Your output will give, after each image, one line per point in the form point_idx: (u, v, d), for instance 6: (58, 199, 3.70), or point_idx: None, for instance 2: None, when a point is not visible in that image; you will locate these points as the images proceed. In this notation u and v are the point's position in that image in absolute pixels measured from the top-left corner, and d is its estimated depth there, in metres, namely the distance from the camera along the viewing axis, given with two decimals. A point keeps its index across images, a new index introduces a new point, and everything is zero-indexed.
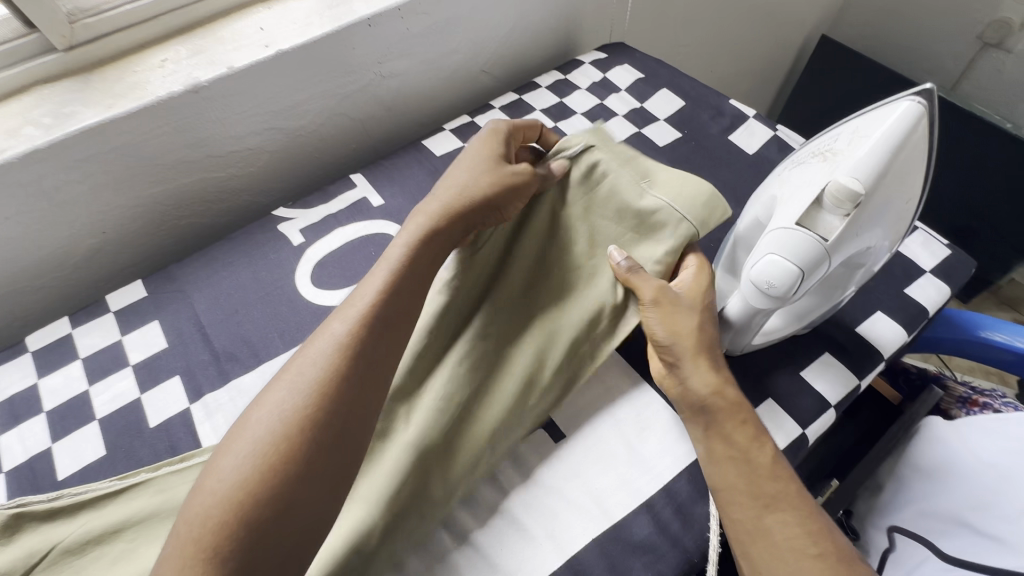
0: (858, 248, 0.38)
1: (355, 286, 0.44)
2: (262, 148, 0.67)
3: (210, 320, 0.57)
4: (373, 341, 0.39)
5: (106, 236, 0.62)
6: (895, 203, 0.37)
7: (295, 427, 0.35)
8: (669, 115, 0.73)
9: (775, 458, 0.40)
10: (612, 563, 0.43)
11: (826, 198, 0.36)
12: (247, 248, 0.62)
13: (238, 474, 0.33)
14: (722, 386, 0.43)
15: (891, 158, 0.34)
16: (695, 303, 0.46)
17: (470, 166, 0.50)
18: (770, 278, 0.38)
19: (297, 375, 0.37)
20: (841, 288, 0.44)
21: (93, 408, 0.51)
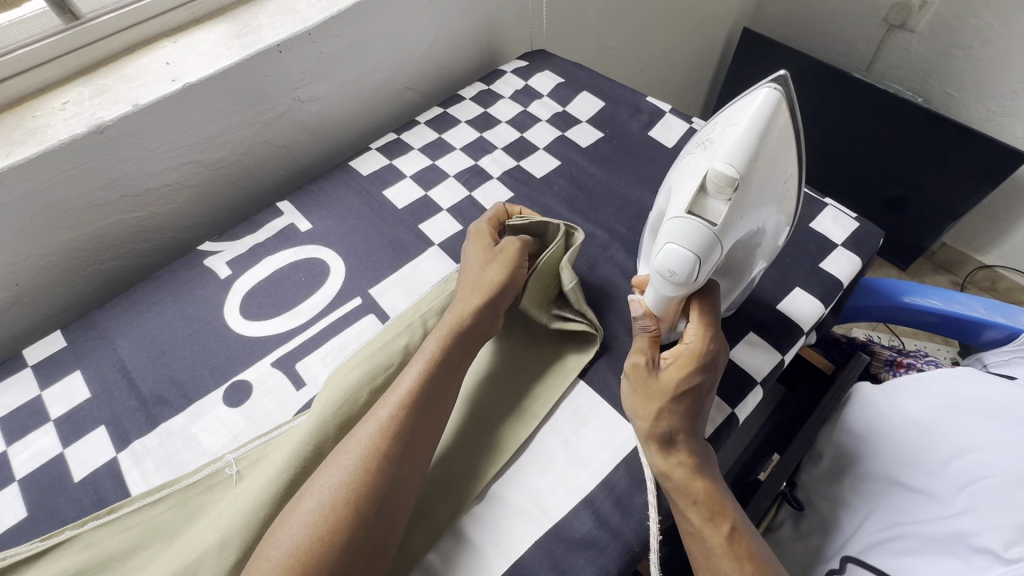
0: (748, 229, 0.40)
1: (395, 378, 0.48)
2: (182, 182, 0.65)
3: (136, 364, 0.55)
4: (416, 418, 0.44)
5: (20, 288, 0.59)
6: (774, 185, 0.39)
7: (344, 498, 0.39)
8: (590, 116, 0.74)
9: (730, 537, 0.40)
10: (555, 562, 0.43)
11: (709, 184, 0.37)
12: (171, 286, 0.60)
13: (296, 540, 0.37)
14: (677, 468, 0.42)
15: (760, 142, 0.37)
16: (665, 386, 0.43)
17: (470, 268, 0.54)
18: (671, 266, 0.39)
19: (342, 454, 0.42)
20: (747, 270, 0.46)
21: (12, 469, 0.49)
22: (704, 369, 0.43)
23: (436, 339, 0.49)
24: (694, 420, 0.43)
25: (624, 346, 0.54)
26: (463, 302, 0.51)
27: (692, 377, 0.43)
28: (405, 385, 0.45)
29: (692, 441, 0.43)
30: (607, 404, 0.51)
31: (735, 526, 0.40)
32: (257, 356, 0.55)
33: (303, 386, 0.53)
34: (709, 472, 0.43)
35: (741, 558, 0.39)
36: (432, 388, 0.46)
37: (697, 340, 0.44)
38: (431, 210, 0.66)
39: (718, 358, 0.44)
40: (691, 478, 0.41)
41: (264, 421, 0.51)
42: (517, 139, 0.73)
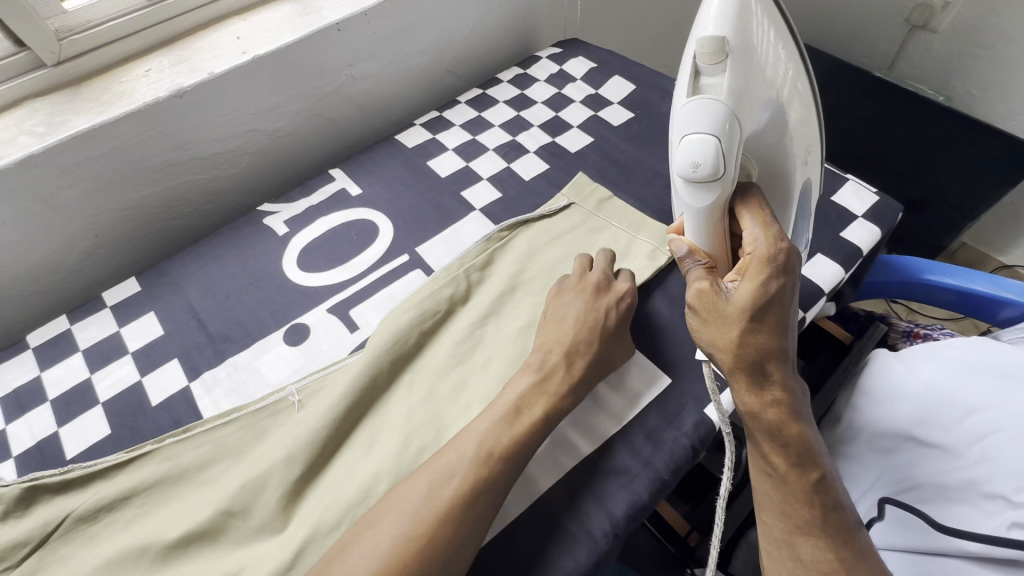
0: (760, 104, 0.42)
1: (493, 407, 0.47)
2: (244, 149, 0.71)
3: (204, 307, 0.60)
4: (517, 460, 0.44)
5: (98, 239, 0.65)
6: (767, 56, 0.42)
7: (442, 504, 0.41)
8: (622, 98, 0.79)
9: (813, 479, 0.41)
10: (590, 487, 0.47)
11: (700, 62, 0.40)
12: (234, 240, 0.66)
13: (397, 533, 0.39)
14: (758, 406, 0.42)
15: (737, 9, 0.40)
16: (741, 311, 0.42)
17: (595, 336, 0.51)
18: (694, 158, 0.40)
19: (440, 485, 0.42)
20: (786, 167, 0.47)
21: (96, 393, 0.54)
22: (778, 282, 0.42)
23: (542, 398, 0.47)
24: (778, 346, 0.42)
25: (654, 302, 0.58)
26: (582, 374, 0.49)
27: (766, 291, 0.42)
28: (501, 442, 0.44)
29: (777, 372, 0.42)
30: (638, 351, 0.54)
31: (819, 471, 0.42)
32: (315, 302, 0.60)
33: (357, 329, 0.58)
34: (793, 408, 0.42)
35: (822, 502, 0.41)
36: (533, 441, 0.46)
37: (763, 245, 0.42)
38: (472, 179, 0.71)
39: (790, 265, 0.42)
40: (769, 413, 0.42)
41: (321, 358, 0.56)
42: (552, 117, 0.77)
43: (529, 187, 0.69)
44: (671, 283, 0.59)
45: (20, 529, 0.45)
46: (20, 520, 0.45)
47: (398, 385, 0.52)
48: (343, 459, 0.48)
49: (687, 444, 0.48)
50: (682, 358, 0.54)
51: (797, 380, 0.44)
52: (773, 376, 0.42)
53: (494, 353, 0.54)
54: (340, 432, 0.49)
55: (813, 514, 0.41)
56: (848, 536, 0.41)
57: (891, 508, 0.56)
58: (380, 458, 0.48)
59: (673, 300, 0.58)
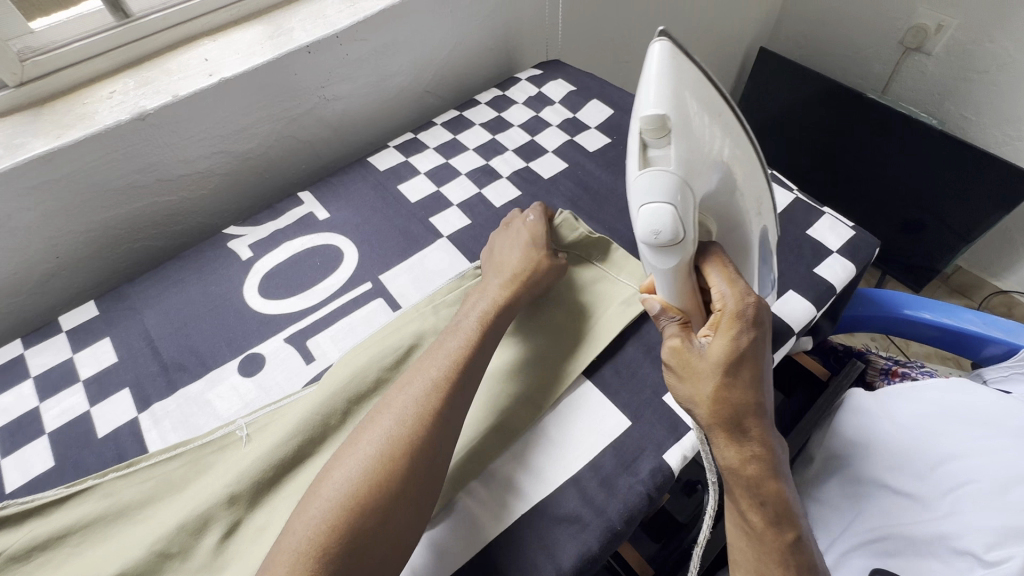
0: (710, 168, 0.41)
1: (442, 336, 0.51)
2: (212, 170, 0.70)
3: (160, 334, 0.59)
4: (463, 381, 0.46)
5: (59, 261, 0.64)
6: (711, 125, 0.41)
7: (380, 461, 0.41)
8: (599, 122, 0.78)
9: (791, 539, 0.40)
10: (539, 535, 0.45)
11: (646, 137, 0.40)
12: (197, 264, 0.65)
13: (332, 502, 0.39)
14: (738, 464, 0.40)
15: (677, 85, 0.39)
16: (716, 366, 0.40)
17: (513, 255, 0.57)
18: (655, 227, 0.41)
19: (402, 399, 0.45)
20: (742, 219, 0.46)
21: (43, 423, 0.53)
22: (749, 336, 0.40)
23: (476, 313, 0.52)
24: (756, 402, 0.40)
25: (625, 345, 0.56)
26: (507, 284, 0.54)
27: (740, 347, 0.40)
28: (452, 349, 0.48)
29: (756, 429, 0.40)
30: (598, 392, 0.53)
31: (795, 530, 0.40)
32: (272, 331, 0.58)
33: (312, 360, 0.56)
34: (772, 467, 0.41)
35: (799, 564, 0.39)
36: (477, 357, 0.48)
37: (732, 300, 0.41)
38: (442, 205, 0.69)
39: (762, 318, 0.41)
40: (748, 471, 0.40)
41: (274, 391, 0.54)
42: (527, 141, 0.76)
43: (500, 213, 0.68)
44: (641, 322, 0.57)
45: None
46: None
47: (350, 422, 0.50)
48: (286, 499, 0.47)
49: (642, 493, 0.47)
50: (644, 399, 0.52)
51: (776, 435, 0.42)
52: (752, 432, 0.40)
53: None
54: (284, 471, 0.48)
55: None
56: None
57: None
58: None
59: (639, 337, 0.56)
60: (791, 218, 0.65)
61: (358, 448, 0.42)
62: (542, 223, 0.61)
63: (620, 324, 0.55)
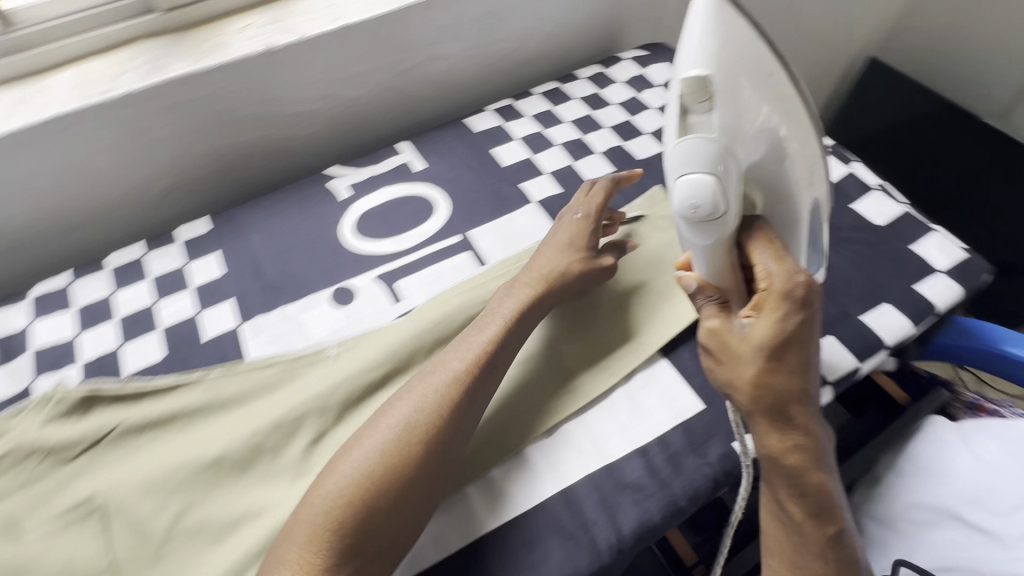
0: (753, 137, 0.40)
1: (468, 327, 0.50)
2: (322, 112, 0.73)
3: (263, 256, 0.63)
4: (481, 379, 0.46)
5: (180, 178, 0.70)
6: (758, 87, 0.39)
7: (399, 448, 0.41)
8: None
9: (827, 526, 0.40)
10: (602, 497, 0.46)
11: (686, 99, 0.38)
12: (300, 197, 0.68)
13: (352, 478, 0.40)
14: (778, 451, 0.40)
15: (723, 41, 0.37)
16: (760, 350, 0.39)
17: (552, 253, 0.55)
18: (692, 198, 0.40)
19: (422, 387, 0.45)
20: (789, 189, 0.43)
21: (158, 320, 0.59)
22: (797, 319, 0.39)
23: (505, 311, 0.50)
24: (799, 389, 0.39)
25: None
26: (538, 285, 0.52)
27: (786, 330, 0.39)
28: (479, 343, 0.48)
29: (799, 416, 0.40)
30: (675, 372, 0.53)
31: (834, 520, 0.41)
32: (364, 268, 0.62)
33: (400, 300, 0.59)
34: (813, 455, 0.40)
35: (834, 550, 0.40)
36: (498, 359, 0.47)
37: (781, 279, 0.39)
38: (534, 171, 0.70)
39: (811, 299, 0.39)
40: (789, 460, 0.40)
41: (363, 323, 0.57)
42: (624, 120, 0.76)
43: None
44: None
45: (75, 430, 0.49)
46: (77, 421, 0.50)
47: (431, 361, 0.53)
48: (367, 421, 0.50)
49: (709, 475, 0.47)
50: None
51: (817, 421, 0.42)
52: (794, 419, 0.40)
53: (535, 352, 0.53)
54: (368, 397, 0.51)
55: (824, 563, 0.40)
56: None
57: (904, 570, 0.52)
58: None
59: None
60: (897, 230, 0.62)
61: (379, 428, 0.43)
62: (591, 220, 0.57)
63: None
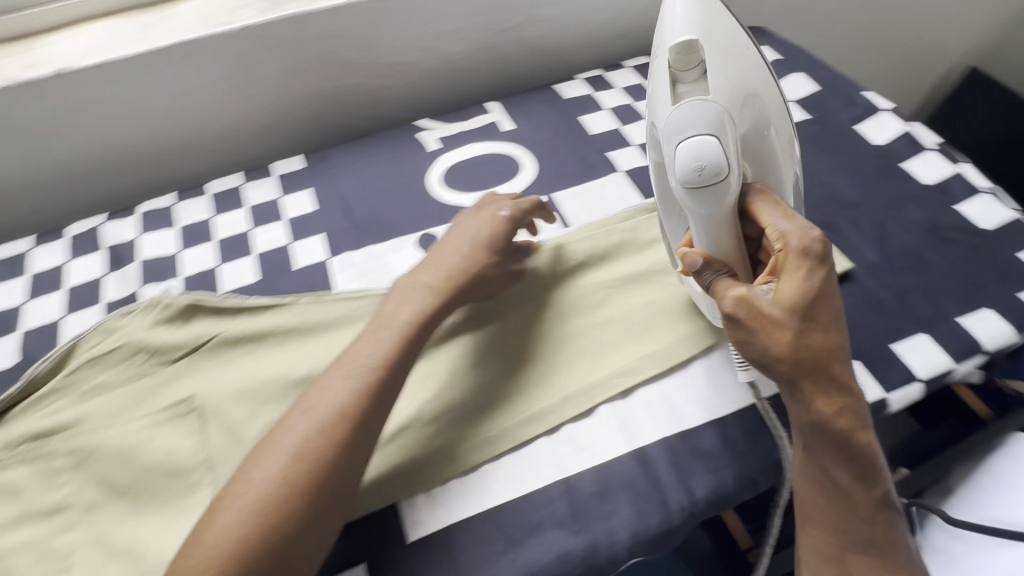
0: (743, 101, 0.42)
1: (373, 323, 0.48)
2: (417, 65, 0.74)
3: (353, 197, 0.65)
4: (388, 381, 0.44)
5: (279, 117, 0.72)
6: (738, 57, 0.43)
7: (297, 462, 0.39)
8: (799, 97, 0.74)
9: (872, 486, 0.40)
10: (675, 462, 0.46)
11: (675, 70, 0.43)
12: (391, 145, 0.70)
13: (254, 500, 0.38)
14: (820, 419, 0.39)
15: (705, 19, 0.43)
16: (795, 310, 0.38)
17: (445, 249, 0.53)
18: (696, 157, 0.40)
19: (325, 397, 0.42)
20: (776, 159, 0.45)
21: (252, 246, 0.61)
22: (820, 274, 0.39)
23: (402, 313, 0.48)
24: (835, 347, 0.39)
25: None
26: (436, 285, 0.50)
27: (813, 287, 0.38)
28: (387, 342, 0.46)
29: (838, 376, 0.39)
30: None
31: (879, 480, 0.40)
32: (449, 218, 0.63)
33: None
34: (855, 415, 0.39)
35: (882, 508, 0.40)
36: (403, 361, 0.46)
37: (796, 236, 0.39)
38: (621, 142, 0.70)
39: (829, 254, 0.39)
40: (833, 425, 0.39)
41: None
42: None
43: None
44: None
45: (179, 335, 0.52)
46: (181, 326, 0.53)
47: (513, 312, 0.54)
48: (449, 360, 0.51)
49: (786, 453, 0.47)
50: None
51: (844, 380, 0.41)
52: (833, 379, 0.39)
53: (617, 315, 0.53)
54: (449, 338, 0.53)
55: (872, 522, 0.39)
56: (901, 543, 0.40)
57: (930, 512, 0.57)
58: (482, 370, 0.51)
59: None
60: (1006, 236, 0.58)
61: (282, 442, 0.41)
62: (510, 225, 0.55)
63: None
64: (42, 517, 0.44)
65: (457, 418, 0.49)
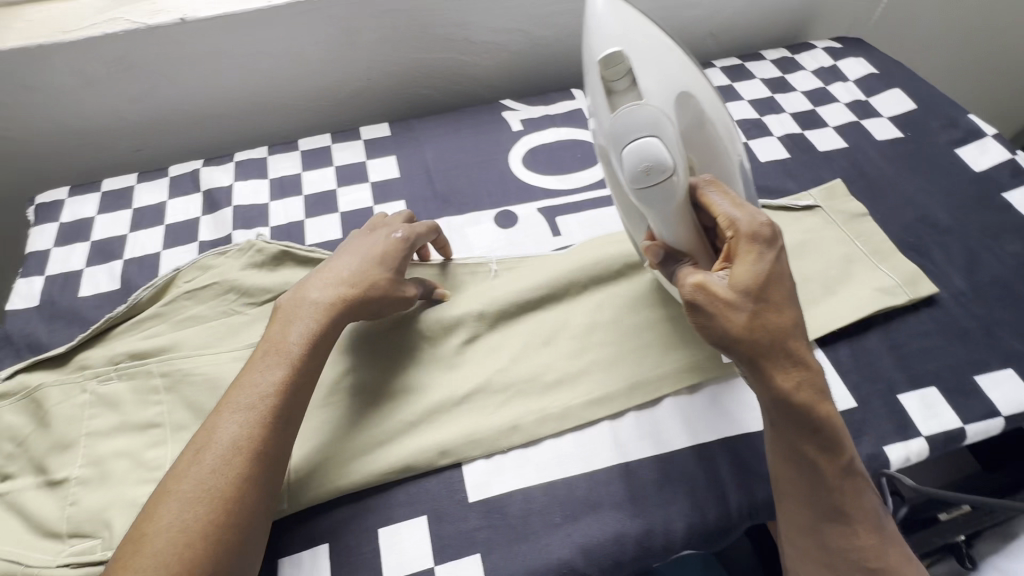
0: (675, 99, 0.42)
1: (273, 330, 0.46)
2: (507, 46, 0.75)
3: (436, 168, 0.67)
4: (300, 389, 0.43)
5: (369, 84, 0.74)
6: (659, 58, 0.42)
7: (222, 476, 0.38)
8: (895, 114, 0.71)
9: (839, 459, 0.40)
10: (738, 462, 0.47)
11: (608, 81, 0.42)
12: (475, 122, 0.71)
13: (180, 524, 0.36)
14: (778, 400, 0.39)
15: (614, 23, 0.41)
16: (748, 290, 0.39)
17: (344, 261, 0.50)
18: (644, 161, 0.41)
19: (235, 415, 0.40)
20: (720, 147, 0.44)
21: (338, 204, 0.64)
22: (768, 255, 0.40)
23: (300, 328, 0.45)
24: (787, 325, 0.39)
25: (868, 336, 0.53)
26: (341, 297, 0.47)
27: (763, 268, 0.40)
28: (294, 345, 0.44)
29: (793, 352, 0.39)
30: (829, 364, 0.52)
31: (844, 453, 0.40)
32: (527, 198, 0.64)
33: (559, 235, 0.61)
34: (815, 390, 0.40)
35: (850, 479, 0.40)
36: (309, 371, 0.44)
37: (746, 220, 0.41)
38: None
39: (775, 239, 0.41)
40: (791, 402, 0.39)
41: (522, 247, 0.60)
42: (808, 110, 0.73)
43: (762, 168, 0.67)
44: (893, 322, 0.54)
45: (270, 279, 0.55)
46: (272, 272, 0.56)
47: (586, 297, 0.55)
48: (520, 335, 0.52)
49: None
50: (875, 392, 0.50)
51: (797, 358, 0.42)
52: (789, 356, 0.39)
53: None
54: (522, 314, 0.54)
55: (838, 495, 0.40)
56: (873, 512, 0.41)
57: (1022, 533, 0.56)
58: (552, 348, 0.51)
59: (885, 332, 0.54)
60: None
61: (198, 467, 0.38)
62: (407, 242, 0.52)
63: (872, 310, 0.53)
64: (140, 429, 0.47)
65: (528, 389, 0.49)
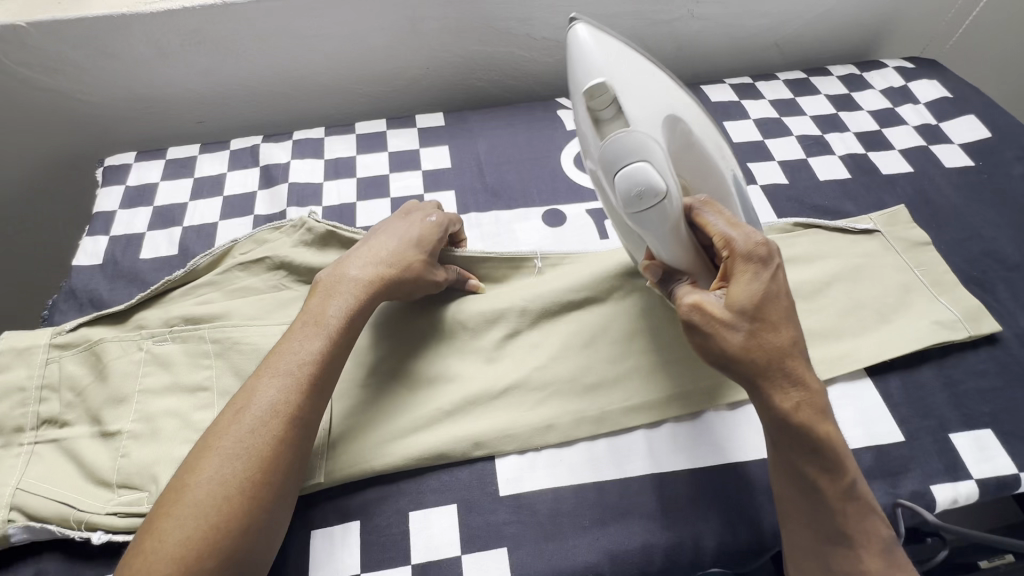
0: (662, 121, 0.41)
1: (309, 304, 0.46)
2: None
3: (487, 161, 0.67)
4: (335, 361, 0.44)
5: (427, 73, 0.75)
6: (643, 83, 0.40)
7: (253, 442, 0.39)
8: (966, 141, 0.68)
9: (845, 482, 0.38)
10: None
11: (594, 110, 0.40)
12: (529, 118, 0.71)
13: (209, 487, 0.37)
14: (777, 423, 0.38)
15: (599, 52, 0.39)
16: (749, 308, 0.38)
17: (380, 243, 0.50)
18: (637, 185, 0.39)
19: (268, 385, 0.41)
20: (711, 161, 0.44)
21: (389, 189, 0.65)
22: (769, 272, 0.39)
23: (339, 302, 0.46)
24: (787, 344, 0.39)
25: (922, 369, 0.51)
26: (380, 275, 0.48)
27: (764, 285, 0.39)
28: (333, 314, 0.45)
29: (792, 371, 0.38)
30: (877, 395, 0.50)
31: (848, 475, 0.38)
32: (577, 199, 0.63)
33: (606, 238, 0.60)
34: (816, 410, 0.38)
35: (858, 502, 0.38)
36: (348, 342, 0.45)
37: (744, 238, 0.40)
38: (763, 155, 0.68)
39: (775, 256, 0.40)
40: (791, 423, 0.38)
41: (568, 247, 0.59)
42: (873, 130, 0.70)
43: (820, 187, 0.65)
44: (949, 358, 0.52)
45: (323, 258, 0.56)
46: (326, 251, 0.56)
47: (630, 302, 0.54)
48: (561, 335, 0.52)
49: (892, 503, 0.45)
50: (925, 428, 0.48)
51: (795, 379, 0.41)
52: (788, 375, 0.38)
53: None
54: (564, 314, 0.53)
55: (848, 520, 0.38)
56: (889, 540, 0.38)
57: None
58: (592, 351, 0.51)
59: (940, 367, 0.52)
60: None
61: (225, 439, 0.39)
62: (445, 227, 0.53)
63: (929, 343, 0.51)
64: (189, 391, 0.49)
65: (566, 390, 0.49)
